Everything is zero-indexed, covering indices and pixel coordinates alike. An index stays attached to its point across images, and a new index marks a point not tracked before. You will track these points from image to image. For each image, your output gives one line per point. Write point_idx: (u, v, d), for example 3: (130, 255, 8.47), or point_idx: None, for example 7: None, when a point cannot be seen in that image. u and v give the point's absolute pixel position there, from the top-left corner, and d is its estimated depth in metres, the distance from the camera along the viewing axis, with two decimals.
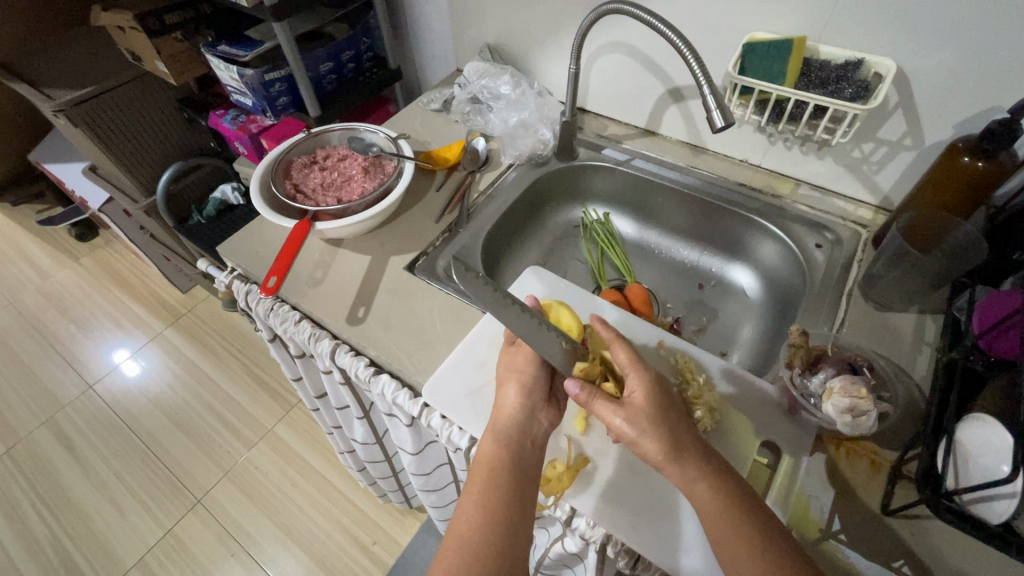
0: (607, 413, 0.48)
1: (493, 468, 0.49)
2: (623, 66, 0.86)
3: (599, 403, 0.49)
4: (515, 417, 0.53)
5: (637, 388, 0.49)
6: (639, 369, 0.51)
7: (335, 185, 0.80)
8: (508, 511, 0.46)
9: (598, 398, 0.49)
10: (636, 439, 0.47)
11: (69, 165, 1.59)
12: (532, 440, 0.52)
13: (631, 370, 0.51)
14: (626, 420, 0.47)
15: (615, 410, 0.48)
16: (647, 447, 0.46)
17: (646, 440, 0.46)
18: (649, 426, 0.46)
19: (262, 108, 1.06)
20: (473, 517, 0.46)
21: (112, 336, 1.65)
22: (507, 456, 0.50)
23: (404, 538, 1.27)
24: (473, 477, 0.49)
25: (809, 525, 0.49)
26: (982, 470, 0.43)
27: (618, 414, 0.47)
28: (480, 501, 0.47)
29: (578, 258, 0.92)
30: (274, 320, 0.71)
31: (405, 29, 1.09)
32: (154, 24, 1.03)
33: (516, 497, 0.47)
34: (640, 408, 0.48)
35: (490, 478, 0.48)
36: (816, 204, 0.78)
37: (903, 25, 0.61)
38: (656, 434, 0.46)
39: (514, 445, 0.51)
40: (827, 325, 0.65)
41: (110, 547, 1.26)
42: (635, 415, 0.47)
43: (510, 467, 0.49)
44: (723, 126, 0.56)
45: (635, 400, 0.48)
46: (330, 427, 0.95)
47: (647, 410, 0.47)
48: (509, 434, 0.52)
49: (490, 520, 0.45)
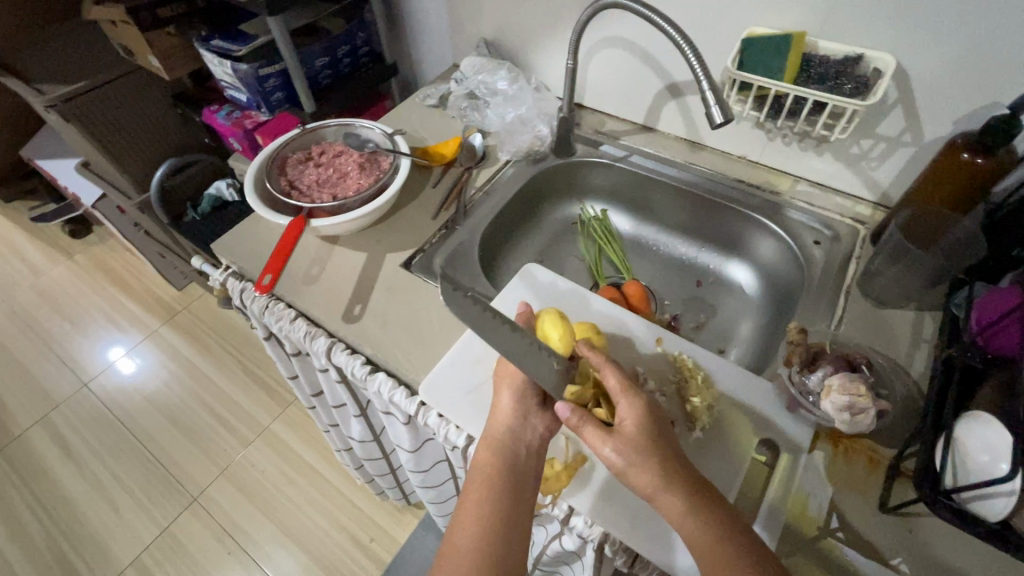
0: (595, 442, 0.47)
1: (489, 478, 0.48)
2: (621, 60, 0.85)
3: (589, 430, 0.47)
4: (509, 425, 0.52)
5: (627, 415, 0.48)
6: (630, 395, 0.49)
7: (330, 182, 0.79)
8: (503, 522, 0.46)
9: (588, 424, 0.48)
10: (625, 469, 0.45)
11: (62, 161, 1.57)
12: (528, 446, 0.51)
13: (621, 395, 0.49)
14: (616, 450, 0.46)
15: (604, 440, 0.47)
16: (636, 477, 0.45)
17: (636, 470, 0.45)
18: (638, 457, 0.45)
19: (256, 102, 1.04)
20: (469, 530, 0.45)
21: (107, 335, 1.64)
22: (501, 466, 0.49)
23: (402, 536, 1.27)
24: (469, 487, 0.48)
25: (808, 522, 0.49)
26: (979, 468, 0.43)
27: (607, 444, 0.46)
28: (476, 513, 0.46)
29: (576, 254, 0.92)
30: (270, 318, 0.70)
31: (401, 24, 1.08)
32: (147, 19, 1.01)
33: (512, 507, 0.47)
34: (631, 436, 0.46)
35: (485, 488, 0.47)
36: (814, 200, 0.78)
37: (906, 18, 0.60)
38: (644, 464, 0.45)
39: (510, 453, 0.50)
40: (826, 321, 0.65)
41: (107, 547, 1.25)
42: (623, 446, 0.46)
43: (504, 476, 0.48)
44: (723, 122, 0.56)
45: (626, 428, 0.47)
46: (327, 425, 0.95)
47: (637, 439, 0.46)
48: (504, 442, 0.50)
49: (486, 533, 0.45)
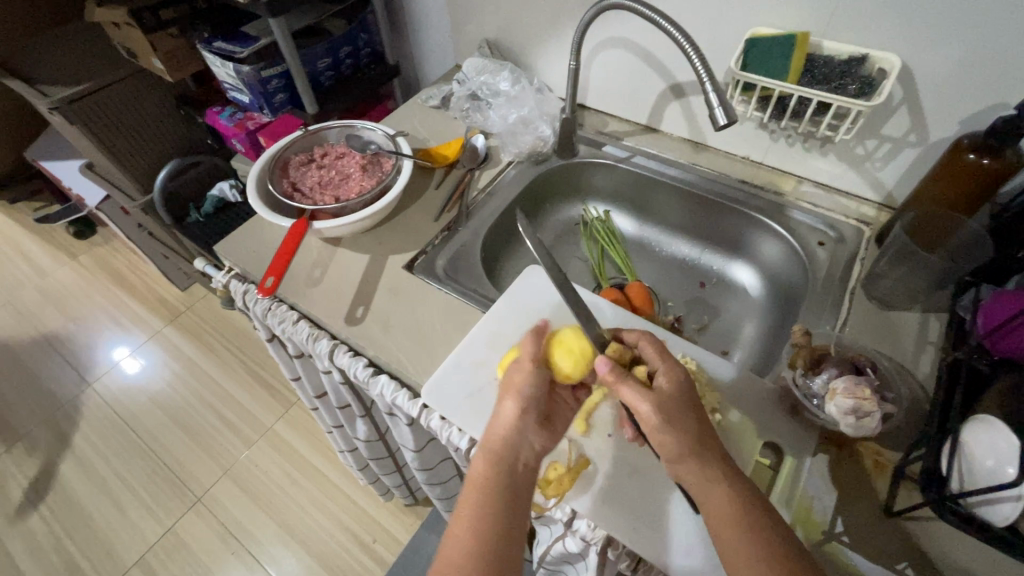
0: (633, 398, 0.47)
1: (483, 493, 0.48)
2: (624, 62, 0.85)
3: (627, 387, 0.48)
4: (507, 439, 0.51)
5: (666, 379, 0.49)
6: (670, 363, 0.50)
7: (333, 183, 0.79)
8: (500, 537, 0.45)
9: (624, 382, 0.48)
10: (659, 427, 0.46)
11: (66, 162, 1.58)
12: (525, 462, 0.50)
13: (661, 361, 0.51)
14: (653, 408, 0.46)
15: (641, 397, 0.47)
16: (669, 438, 0.45)
17: (670, 429, 0.45)
18: (673, 417, 0.46)
19: (259, 104, 1.04)
20: (463, 544, 0.45)
21: (111, 335, 1.64)
22: (499, 481, 0.48)
23: (405, 536, 1.27)
24: (465, 501, 0.48)
25: (813, 526, 0.49)
26: (987, 472, 0.42)
27: (645, 400, 0.47)
28: (469, 527, 0.46)
29: (578, 256, 0.91)
30: (273, 320, 0.71)
31: (403, 25, 1.08)
32: (150, 19, 1.03)
33: (505, 521, 0.46)
34: (668, 397, 0.47)
35: (482, 503, 0.47)
36: (818, 202, 0.77)
37: (910, 18, 0.60)
38: (678, 426, 0.45)
39: (507, 469, 0.49)
40: (830, 324, 0.64)
41: (111, 546, 1.26)
42: (659, 402, 0.46)
43: (501, 492, 0.48)
44: (725, 123, 0.56)
45: (663, 389, 0.48)
46: (331, 426, 0.95)
47: (673, 401, 0.47)
48: (501, 456, 0.50)
49: (480, 547, 0.45)
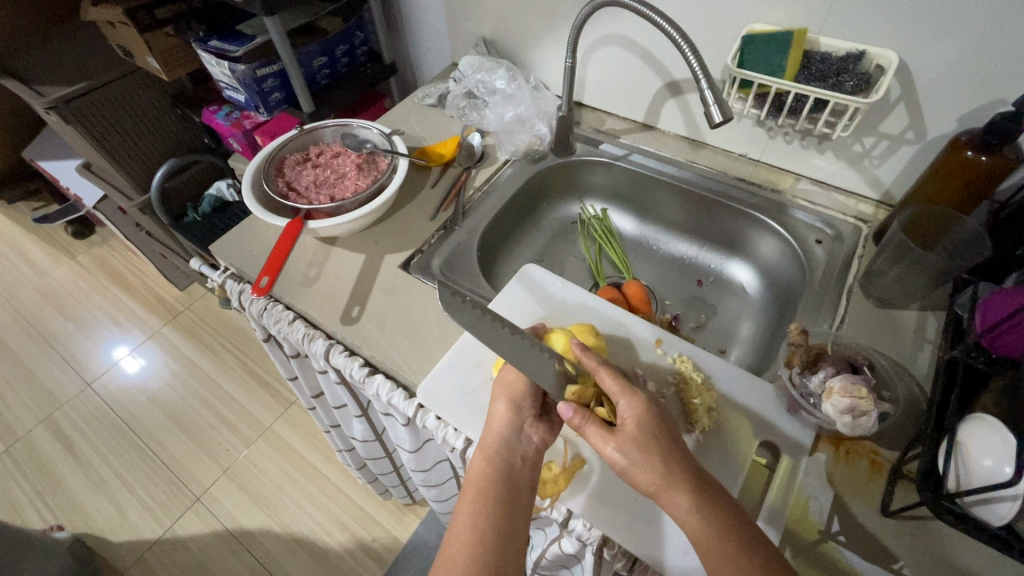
0: (598, 442, 0.47)
1: (483, 489, 0.48)
2: (621, 59, 0.85)
3: (592, 430, 0.47)
4: (504, 435, 0.51)
5: (627, 414, 0.47)
6: (630, 394, 0.48)
7: (328, 183, 0.79)
8: (498, 531, 0.45)
9: (590, 424, 0.48)
10: (627, 468, 0.45)
11: (64, 162, 1.58)
12: (523, 457, 0.51)
13: (620, 395, 0.48)
14: (617, 449, 0.45)
15: (605, 439, 0.47)
16: (639, 477, 0.44)
17: (638, 469, 0.44)
18: (639, 454, 0.45)
19: (255, 103, 1.04)
20: (465, 537, 0.45)
21: (110, 334, 1.64)
22: (497, 476, 0.48)
23: (403, 535, 1.27)
24: (464, 497, 0.48)
25: (808, 526, 0.49)
26: (984, 473, 0.42)
27: (609, 443, 0.46)
28: (470, 523, 0.46)
29: (576, 255, 0.91)
30: (269, 320, 0.70)
31: (399, 24, 1.07)
32: (145, 18, 1.02)
33: (505, 517, 0.46)
34: (631, 436, 0.45)
35: (482, 497, 0.47)
36: (816, 199, 0.77)
37: (908, 15, 0.60)
38: (646, 464, 0.44)
39: (505, 464, 0.49)
40: (827, 321, 0.64)
41: (110, 547, 1.26)
42: (624, 444, 0.45)
43: (499, 487, 0.48)
44: (721, 122, 0.56)
45: (626, 428, 0.46)
46: (328, 426, 0.94)
47: (638, 438, 0.45)
48: (498, 452, 0.50)
49: (479, 540, 0.44)
